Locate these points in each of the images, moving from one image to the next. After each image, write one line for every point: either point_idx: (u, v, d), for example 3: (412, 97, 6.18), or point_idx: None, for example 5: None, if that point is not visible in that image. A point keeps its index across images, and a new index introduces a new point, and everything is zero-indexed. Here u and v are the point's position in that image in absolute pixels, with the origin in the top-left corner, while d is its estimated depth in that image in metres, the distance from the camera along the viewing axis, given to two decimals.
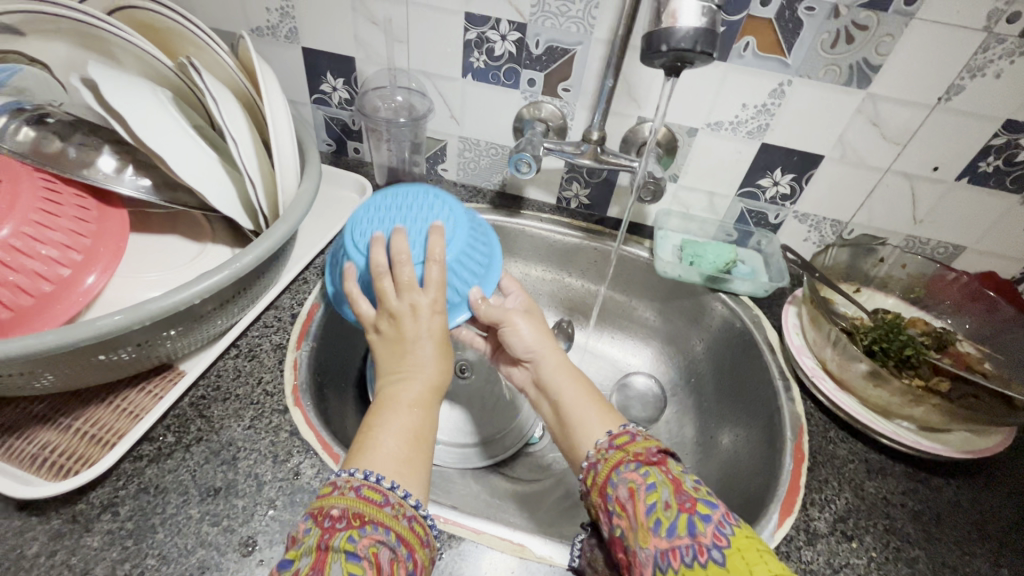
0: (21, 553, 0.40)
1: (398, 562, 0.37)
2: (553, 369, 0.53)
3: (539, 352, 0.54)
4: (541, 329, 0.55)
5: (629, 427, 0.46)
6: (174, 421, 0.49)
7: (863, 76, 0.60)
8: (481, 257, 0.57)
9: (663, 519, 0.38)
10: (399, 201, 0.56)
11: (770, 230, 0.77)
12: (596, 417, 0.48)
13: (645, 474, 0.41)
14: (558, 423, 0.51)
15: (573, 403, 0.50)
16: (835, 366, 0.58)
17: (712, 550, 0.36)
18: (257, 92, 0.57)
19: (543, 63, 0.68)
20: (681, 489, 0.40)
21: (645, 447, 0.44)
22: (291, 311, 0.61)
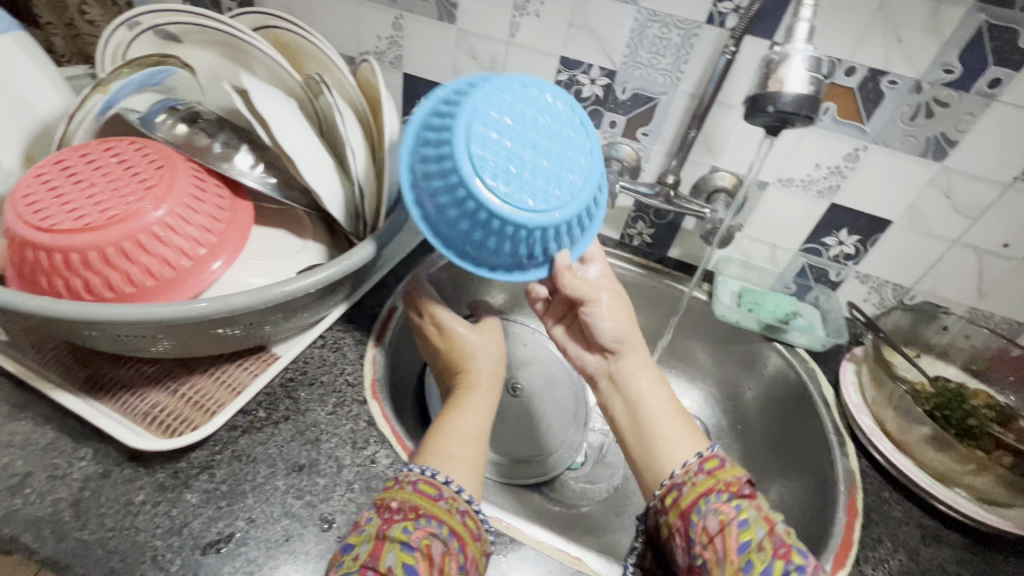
0: (129, 499, 0.44)
1: (449, 556, 0.41)
2: (639, 370, 0.55)
3: (621, 345, 0.56)
4: (633, 325, 0.57)
5: (719, 451, 0.48)
6: (265, 398, 0.53)
7: (940, 149, 0.62)
8: (586, 222, 0.53)
9: (757, 561, 0.40)
10: (539, 119, 0.48)
11: (829, 287, 0.78)
12: (683, 440, 0.50)
13: (737, 508, 0.43)
14: (632, 426, 0.52)
15: (655, 409, 0.52)
16: (895, 427, 0.59)
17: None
18: (370, 108, 0.63)
19: (627, 108, 0.72)
20: (775, 532, 0.42)
21: (735, 477, 0.45)
22: (371, 311, 0.65)
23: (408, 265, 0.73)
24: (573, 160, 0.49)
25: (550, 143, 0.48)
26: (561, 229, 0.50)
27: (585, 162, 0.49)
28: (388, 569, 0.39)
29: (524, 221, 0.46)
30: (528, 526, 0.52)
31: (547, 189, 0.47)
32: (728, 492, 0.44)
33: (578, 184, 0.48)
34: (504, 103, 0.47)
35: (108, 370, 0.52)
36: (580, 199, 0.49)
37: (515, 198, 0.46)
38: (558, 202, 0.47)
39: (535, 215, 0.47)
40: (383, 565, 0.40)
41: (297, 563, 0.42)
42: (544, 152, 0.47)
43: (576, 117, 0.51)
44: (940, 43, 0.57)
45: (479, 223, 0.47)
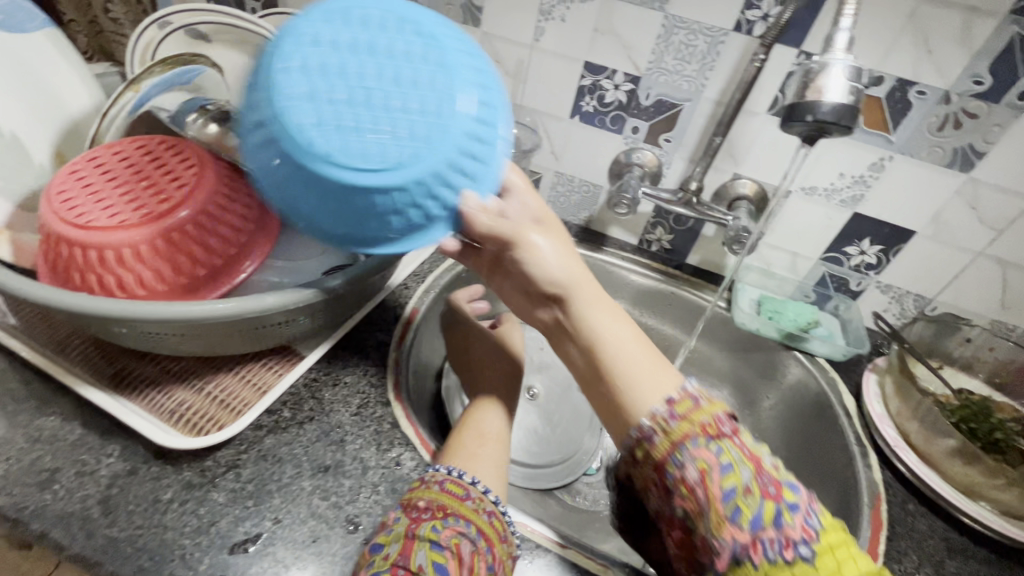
0: (157, 497, 0.44)
1: (477, 555, 0.41)
2: (590, 301, 0.43)
3: (564, 280, 0.43)
4: (565, 244, 0.45)
5: (691, 388, 0.40)
6: (290, 398, 0.53)
7: (967, 160, 0.62)
8: (484, 151, 0.39)
9: (745, 508, 0.35)
10: (359, 38, 0.35)
11: (849, 296, 0.78)
12: (650, 381, 0.41)
13: (718, 451, 0.37)
14: (591, 377, 0.43)
15: (617, 350, 0.42)
16: (919, 439, 0.58)
17: (799, 544, 0.34)
18: None
19: (650, 114, 0.72)
20: (762, 472, 0.36)
21: (712, 416, 0.38)
22: (393, 312, 0.65)
23: (428, 267, 0.73)
24: (422, 84, 0.35)
25: (386, 71, 0.35)
26: (441, 177, 0.37)
27: (442, 81, 0.36)
28: (420, 567, 0.39)
29: (370, 186, 0.35)
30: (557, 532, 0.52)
31: (394, 136, 0.35)
32: (706, 435, 0.37)
33: (433, 115, 0.35)
34: (315, 33, 0.35)
35: (134, 366, 0.52)
36: (449, 134, 0.36)
37: (366, 160, 0.34)
38: (415, 150, 0.35)
39: (385, 174, 0.35)
40: (414, 564, 0.39)
41: (325, 564, 0.42)
42: (377, 85, 0.34)
43: (415, 16, 0.37)
44: (971, 55, 0.56)
45: (331, 201, 0.36)
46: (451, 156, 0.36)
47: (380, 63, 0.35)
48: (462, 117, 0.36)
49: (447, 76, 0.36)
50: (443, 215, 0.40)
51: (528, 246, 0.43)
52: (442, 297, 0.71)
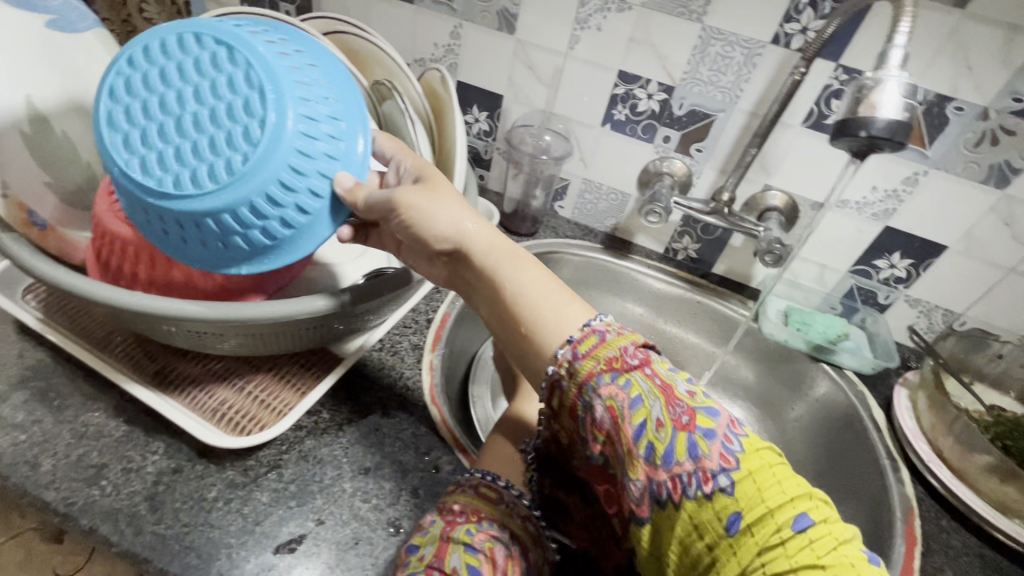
0: (203, 495, 0.44)
1: (511, 560, 0.41)
2: (486, 252, 0.43)
3: (459, 233, 0.43)
4: (451, 195, 0.44)
5: (597, 324, 0.40)
6: (329, 400, 0.54)
7: (1002, 177, 0.62)
8: (330, 137, 0.39)
9: (657, 443, 0.34)
10: (164, 72, 0.37)
11: (876, 309, 0.78)
12: (554, 319, 0.41)
13: (625, 385, 0.36)
14: (506, 326, 0.43)
15: (526, 293, 0.42)
16: (952, 454, 0.58)
17: (718, 475, 0.32)
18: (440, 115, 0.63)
19: (682, 124, 0.73)
20: (673, 401, 0.35)
21: (618, 349, 0.38)
22: (426, 315, 0.66)
23: None
24: (214, 97, 0.36)
25: (180, 97, 0.36)
26: (291, 175, 0.37)
27: (238, 85, 0.36)
28: (454, 570, 0.39)
29: (205, 208, 0.36)
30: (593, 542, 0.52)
31: (224, 157, 0.36)
32: (611, 369, 0.37)
33: (243, 122, 0.36)
34: (122, 85, 0.37)
35: (176, 365, 0.52)
36: (280, 133, 0.36)
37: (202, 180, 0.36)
38: (232, 160, 0.36)
39: (225, 190, 0.36)
40: (449, 566, 0.39)
41: (368, 566, 0.43)
42: (188, 114, 0.36)
43: (223, 31, 0.37)
44: (1011, 72, 0.57)
45: (194, 234, 0.38)
46: (292, 153, 0.37)
47: (170, 93, 0.36)
48: (282, 112, 0.36)
49: (252, 76, 0.36)
50: (317, 213, 0.40)
51: (420, 207, 0.42)
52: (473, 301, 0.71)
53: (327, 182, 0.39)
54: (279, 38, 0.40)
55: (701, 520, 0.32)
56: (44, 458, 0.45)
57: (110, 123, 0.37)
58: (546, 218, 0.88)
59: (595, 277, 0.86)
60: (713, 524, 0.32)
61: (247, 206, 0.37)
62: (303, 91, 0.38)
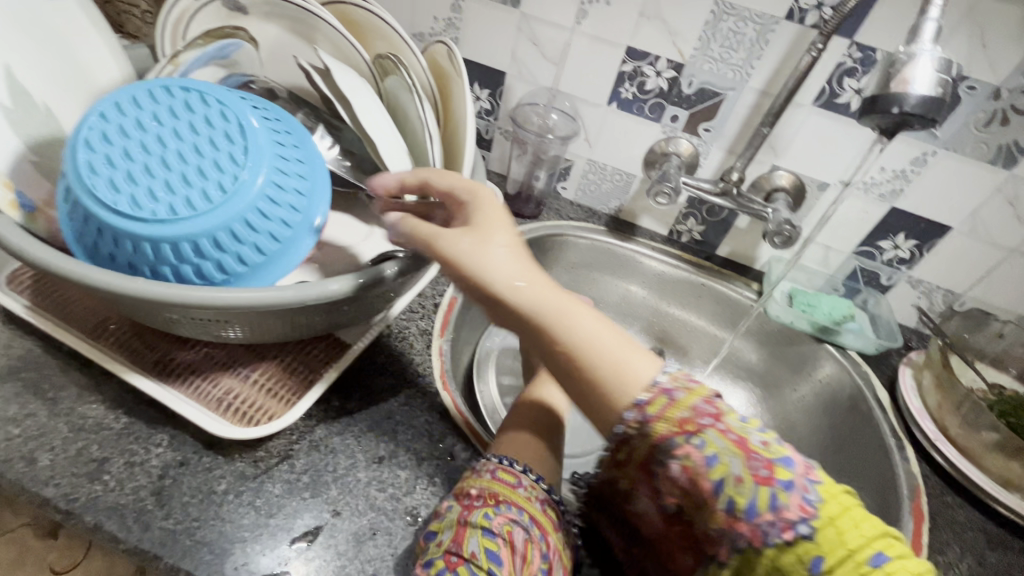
0: (212, 488, 0.43)
1: (531, 542, 0.41)
2: (543, 306, 0.39)
3: (512, 281, 0.39)
4: (491, 239, 0.40)
5: (661, 380, 0.37)
6: (338, 388, 0.52)
7: (1010, 157, 0.62)
8: (297, 193, 0.45)
9: (738, 498, 0.34)
10: (154, 119, 0.42)
11: (879, 291, 0.78)
12: (619, 379, 0.38)
13: (700, 444, 0.35)
14: (568, 378, 0.39)
15: (594, 347, 0.38)
16: (957, 433, 0.59)
17: (800, 523, 0.33)
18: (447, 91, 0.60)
19: (691, 102, 0.71)
20: (750, 454, 0.34)
21: (688, 408, 0.36)
22: (433, 300, 0.63)
23: None
24: (199, 147, 0.42)
25: (166, 139, 0.41)
26: (252, 223, 0.42)
27: (225, 139, 0.42)
28: (472, 555, 0.39)
29: (167, 235, 0.39)
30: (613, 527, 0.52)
31: (197, 193, 0.40)
32: (684, 430, 0.36)
33: (220, 175, 0.41)
34: (107, 123, 0.42)
35: (176, 354, 0.50)
36: (253, 185, 0.42)
37: (163, 214, 0.39)
38: (203, 197, 0.40)
39: (186, 222, 0.40)
40: (467, 551, 0.39)
41: (387, 557, 0.42)
42: (170, 154, 0.41)
43: (217, 94, 0.44)
44: None
45: (144, 259, 0.41)
46: (259, 199, 0.42)
47: (155, 134, 0.41)
48: (259, 167, 0.42)
49: (241, 136, 0.43)
50: (262, 263, 0.44)
51: (456, 259, 0.40)
52: None
53: (287, 231, 0.44)
54: (268, 113, 0.47)
55: (784, 564, 0.33)
56: (40, 453, 0.42)
57: (82, 147, 0.41)
58: (548, 201, 0.87)
59: (599, 260, 0.85)
60: (796, 567, 0.33)
61: (209, 238, 0.41)
62: (280, 155, 0.45)
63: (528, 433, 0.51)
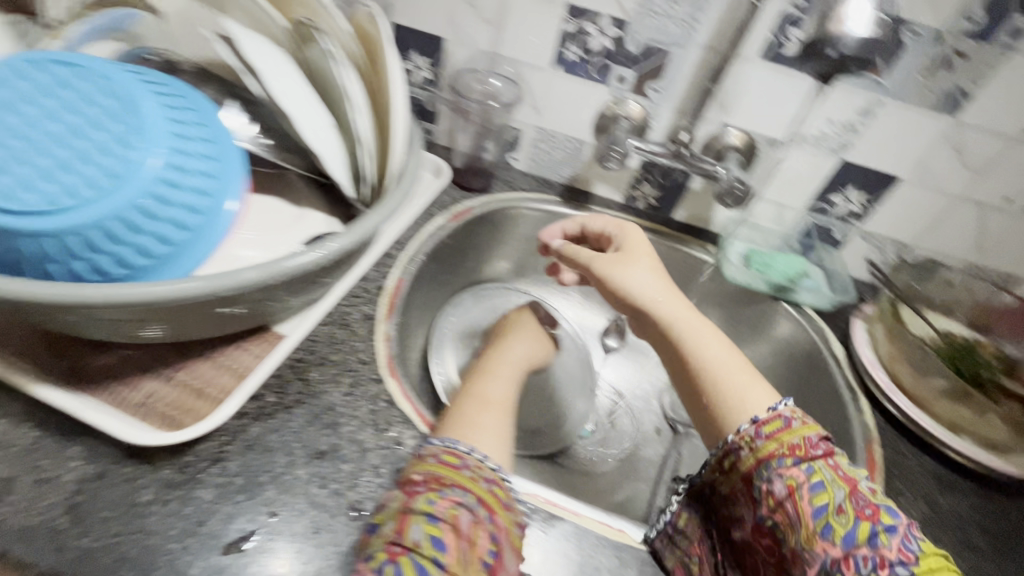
0: (134, 500, 0.40)
1: (478, 525, 0.40)
2: (681, 322, 0.53)
3: (652, 304, 0.54)
4: (631, 269, 0.56)
5: (780, 408, 0.46)
6: (274, 382, 0.49)
7: (954, 103, 0.62)
8: (203, 174, 0.40)
9: (836, 525, 0.40)
10: (29, 102, 0.37)
11: (832, 246, 0.79)
12: (742, 401, 0.48)
13: (809, 471, 0.43)
14: (691, 388, 0.51)
15: (721, 369, 0.50)
16: (909, 381, 0.60)
17: (895, 564, 0.39)
18: (373, 55, 0.55)
19: (637, 61, 0.69)
20: (858, 495, 0.42)
21: (803, 438, 0.45)
22: (377, 283, 0.60)
23: (411, 235, 0.68)
24: (82, 129, 0.37)
25: (44, 122, 0.37)
26: (150, 209, 0.37)
27: (111, 117, 0.37)
28: (414, 544, 0.37)
29: (46, 228, 0.35)
30: (567, 502, 0.49)
31: (83, 179, 0.36)
32: (794, 456, 0.44)
33: (106, 158, 0.36)
34: None
35: (89, 359, 0.46)
36: (145, 165, 0.37)
37: (39, 206, 0.34)
38: (87, 183, 0.35)
39: (68, 213, 0.35)
40: (410, 540, 0.38)
41: (330, 555, 0.40)
42: (47, 139, 0.36)
43: (101, 70, 0.40)
44: None
45: (25, 258, 0.36)
46: (155, 182, 0.37)
47: (33, 117, 0.37)
48: (152, 145, 0.38)
49: (130, 114, 0.38)
50: (168, 253, 0.39)
51: (604, 277, 0.56)
52: (422, 266, 0.67)
53: (194, 217, 0.40)
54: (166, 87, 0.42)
55: None
56: None
57: None
58: (500, 173, 0.84)
59: None
60: None
61: (98, 229, 0.36)
62: (180, 132, 0.40)
63: (477, 414, 0.49)
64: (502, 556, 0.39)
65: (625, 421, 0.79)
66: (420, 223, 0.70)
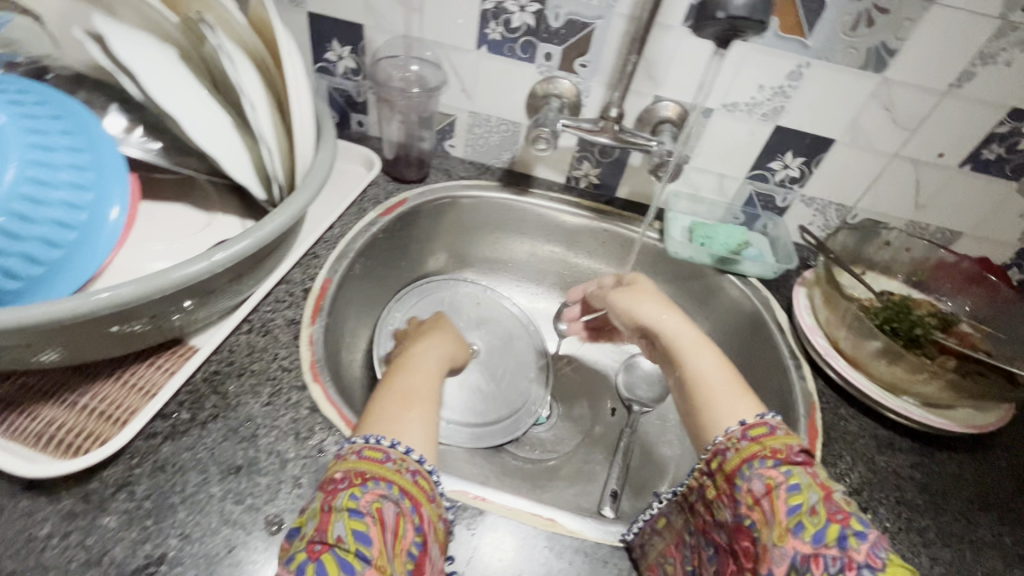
0: (32, 535, 0.38)
1: (403, 516, 0.39)
2: (677, 339, 0.54)
3: (654, 320, 0.57)
4: (640, 293, 0.60)
5: (767, 418, 0.46)
6: (188, 397, 0.47)
7: (880, 60, 0.61)
8: (73, 187, 0.39)
9: (808, 524, 0.38)
10: None
11: (776, 214, 0.78)
12: (727, 408, 0.48)
13: (786, 472, 0.41)
14: (685, 403, 0.51)
15: (708, 378, 0.51)
16: (849, 346, 0.59)
17: (863, 568, 0.36)
18: (270, 46, 0.52)
19: (561, 37, 0.66)
20: (831, 500, 0.40)
21: (785, 446, 0.44)
22: (302, 285, 0.58)
23: (340, 233, 0.66)
24: None
25: None
26: (12, 227, 0.36)
27: None
28: (337, 539, 0.36)
29: None
30: (501, 496, 0.49)
31: None
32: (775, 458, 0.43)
33: None
34: None
35: None
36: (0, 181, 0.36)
37: None
38: None
39: None
40: (332, 536, 0.36)
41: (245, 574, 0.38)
42: None
43: None
44: None
45: None
46: (13, 199, 0.36)
47: None
48: (7, 161, 0.36)
49: None
50: (46, 273, 0.37)
51: (614, 302, 0.61)
52: (355, 264, 0.65)
53: (68, 232, 0.38)
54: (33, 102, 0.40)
55: None
56: None
57: None
58: (437, 161, 0.81)
59: (497, 217, 0.80)
60: None
61: None
62: (43, 146, 0.38)
63: (401, 408, 0.47)
64: (427, 547, 0.39)
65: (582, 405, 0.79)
66: (350, 220, 0.68)
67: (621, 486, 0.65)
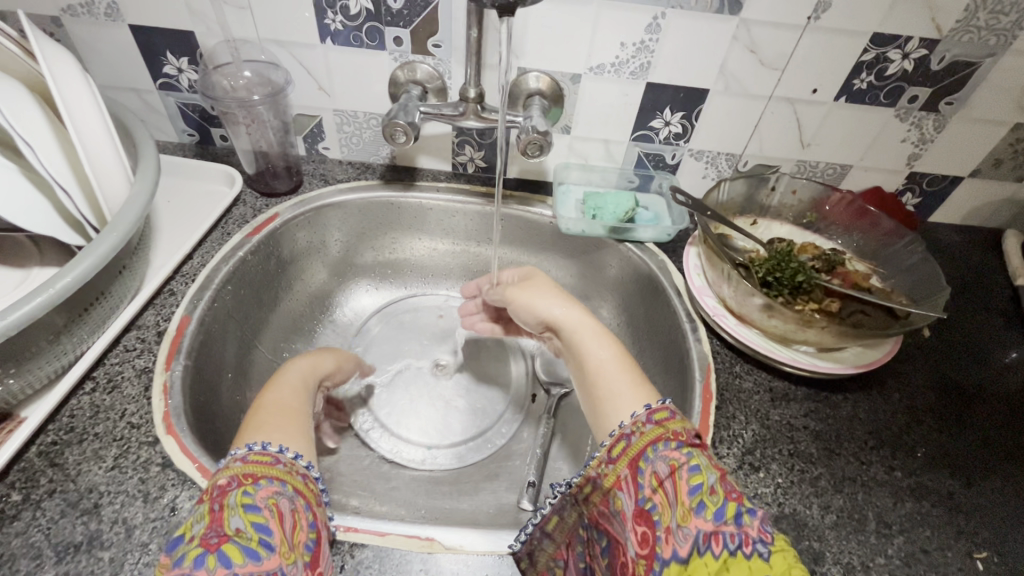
0: None
1: (298, 512, 0.38)
2: (578, 330, 0.51)
3: (549, 315, 0.53)
4: (534, 287, 0.56)
5: (667, 402, 0.44)
6: (19, 477, 0.43)
7: (734, 1, 0.58)
8: None
9: (709, 502, 0.35)
10: None
11: (669, 171, 0.76)
12: (629, 393, 0.45)
13: (688, 454, 0.39)
14: (586, 397, 0.48)
15: (606, 366, 0.47)
16: (735, 303, 0.59)
17: (757, 543, 0.34)
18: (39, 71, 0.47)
19: (405, 19, 0.61)
20: (726, 478, 0.37)
21: (684, 428, 0.41)
22: (155, 328, 0.54)
23: (201, 263, 0.62)
24: None
25: None
26: None
27: None
28: (237, 530, 0.34)
29: None
30: (384, 523, 0.46)
31: None
32: (678, 441, 0.40)
33: None
34: None
35: None
36: None
37: None
38: None
39: None
40: (230, 529, 0.34)
41: None
42: None
43: None
44: None
45: None
46: None
47: None
48: None
49: None
50: None
51: (513, 297, 0.57)
52: (221, 295, 0.60)
53: None
54: None
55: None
56: None
57: None
58: (313, 167, 0.76)
59: (387, 218, 0.76)
60: None
61: None
62: None
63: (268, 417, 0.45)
64: (322, 544, 0.38)
65: (497, 382, 0.75)
66: (213, 248, 0.63)
67: (538, 474, 0.62)
